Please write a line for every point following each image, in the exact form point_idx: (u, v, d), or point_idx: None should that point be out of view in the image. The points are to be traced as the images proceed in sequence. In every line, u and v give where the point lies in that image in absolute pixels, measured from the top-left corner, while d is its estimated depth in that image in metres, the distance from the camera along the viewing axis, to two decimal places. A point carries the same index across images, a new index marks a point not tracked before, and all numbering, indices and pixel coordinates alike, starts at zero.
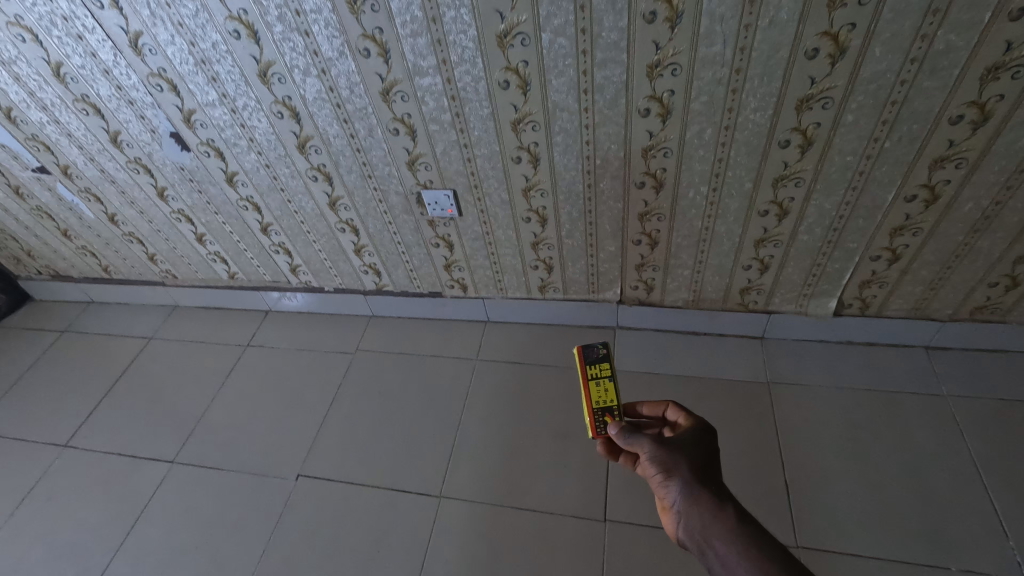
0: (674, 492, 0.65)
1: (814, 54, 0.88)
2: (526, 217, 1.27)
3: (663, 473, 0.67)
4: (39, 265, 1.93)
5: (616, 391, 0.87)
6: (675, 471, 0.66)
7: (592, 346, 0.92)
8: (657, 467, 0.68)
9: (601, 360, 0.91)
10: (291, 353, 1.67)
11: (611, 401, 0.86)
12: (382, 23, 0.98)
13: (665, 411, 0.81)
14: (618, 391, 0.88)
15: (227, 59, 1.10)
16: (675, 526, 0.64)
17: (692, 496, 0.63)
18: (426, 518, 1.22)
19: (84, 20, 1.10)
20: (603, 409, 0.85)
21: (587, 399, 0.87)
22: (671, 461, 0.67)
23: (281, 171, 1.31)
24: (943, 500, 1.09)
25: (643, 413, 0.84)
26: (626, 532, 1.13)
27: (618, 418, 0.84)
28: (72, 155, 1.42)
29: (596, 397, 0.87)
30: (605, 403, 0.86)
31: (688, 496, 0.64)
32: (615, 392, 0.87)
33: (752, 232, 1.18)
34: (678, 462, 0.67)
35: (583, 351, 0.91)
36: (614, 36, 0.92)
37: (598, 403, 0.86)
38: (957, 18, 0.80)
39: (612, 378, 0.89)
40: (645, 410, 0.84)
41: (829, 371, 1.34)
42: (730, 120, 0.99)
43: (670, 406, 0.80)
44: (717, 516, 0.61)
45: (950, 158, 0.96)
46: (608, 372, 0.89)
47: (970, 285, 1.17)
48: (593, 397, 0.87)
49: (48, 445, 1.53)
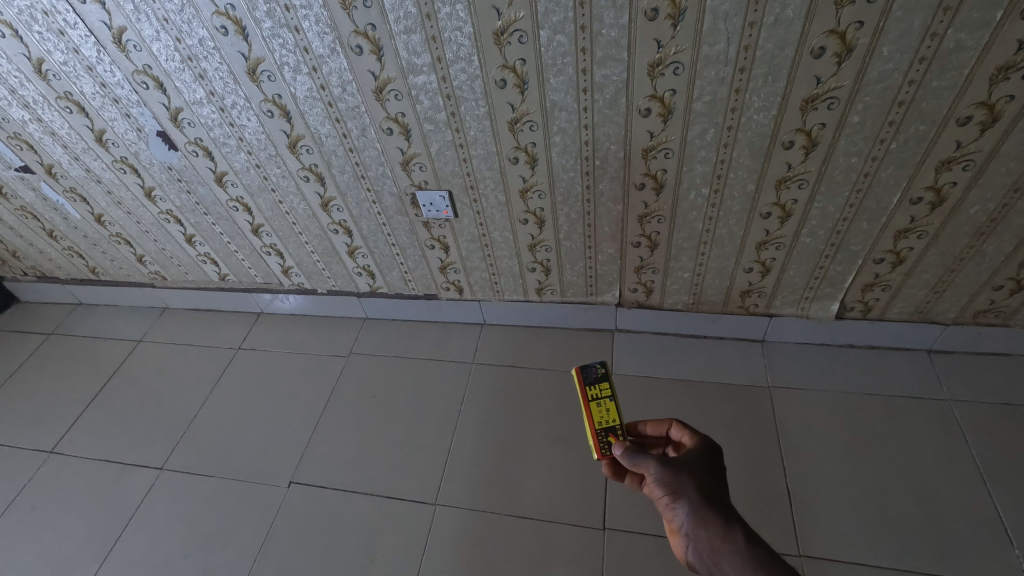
0: (682, 515, 0.62)
1: (820, 53, 0.85)
2: (523, 219, 1.25)
3: (670, 495, 0.64)
4: (26, 266, 1.89)
5: (618, 411, 0.84)
6: (681, 492, 0.64)
7: (590, 367, 0.91)
8: (663, 488, 0.65)
9: (599, 380, 0.89)
10: (283, 357, 1.64)
11: (613, 422, 0.83)
12: (374, 19, 0.95)
13: (668, 430, 0.79)
14: (620, 412, 0.85)
15: (215, 56, 1.06)
16: (684, 549, 0.62)
17: (701, 518, 0.61)
18: (421, 526, 1.19)
19: (66, 15, 1.06)
20: (607, 430, 0.82)
21: (589, 420, 0.84)
22: (678, 482, 0.65)
23: (272, 171, 1.28)
24: (947, 506, 1.07)
25: (647, 432, 0.81)
26: (626, 540, 1.11)
27: (621, 438, 0.81)
28: (56, 154, 1.38)
29: (598, 418, 0.84)
30: (608, 423, 0.83)
31: (696, 518, 0.61)
32: (617, 413, 0.84)
33: (754, 234, 1.16)
34: (684, 482, 0.65)
35: (582, 371, 0.90)
36: (614, 34, 0.89)
37: (600, 424, 0.83)
38: (967, 17, 0.77)
39: (612, 398, 0.86)
40: (648, 429, 0.81)
41: (830, 376, 1.32)
42: (733, 121, 0.97)
43: (673, 425, 0.77)
44: (727, 538, 0.59)
45: (957, 160, 0.94)
46: (608, 393, 0.87)
47: (974, 288, 1.16)
48: (595, 417, 0.84)
49: (34, 452, 1.49)
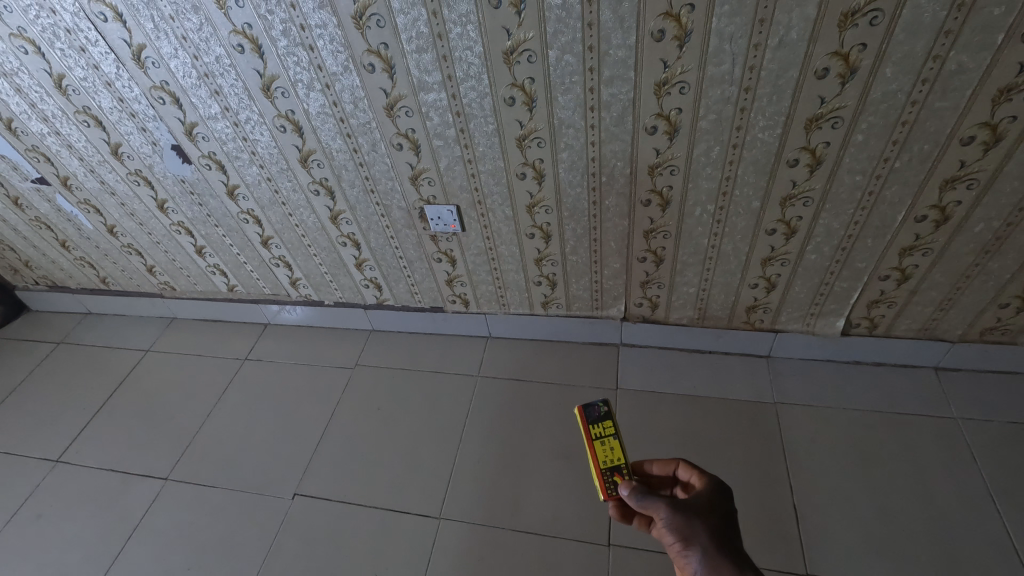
0: (694, 562, 0.62)
1: (824, 74, 0.87)
2: (530, 233, 1.26)
3: (681, 542, 0.64)
4: (37, 276, 1.91)
5: (623, 450, 0.84)
6: (693, 539, 0.64)
7: (592, 406, 0.90)
8: (674, 534, 0.65)
9: (602, 419, 0.88)
10: (289, 368, 1.65)
11: (618, 460, 0.83)
12: (387, 39, 0.97)
13: (676, 470, 0.79)
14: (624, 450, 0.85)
15: (231, 73, 1.09)
16: None
17: (715, 567, 0.61)
18: (424, 541, 1.19)
19: (87, 33, 1.09)
20: (612, 469, 0.82)
21: (594, 459, 0.84)
22: (689, 528, 0.64)
23: (283, 185, 1.30)
24: (956, 526, 1.06)
25: (653, 472, 0.81)
26: (631, 557, 1.10)
27: (627, 477, 0.81)
28: (72, 166, 1.41)
29: (603, 457, 0.84)
30: (613, 463, 0.83)
31: (710, 566, 0.61)
32: (622, 451, 0.84)
33: (759, 250, 1.17)
34: (695, 528, 0.64)
35: (585, 411, 0.89)
36: (621, 53, 0.91)
37: (605, 463, 0.83)
38: (969, 40, 0.79)
39: (616, 436, 0.86)
40: (655, 469, 0.81)
41: (837, 392, 1.31)
42: (738, 139, 0.98)
43: (681, 465, 0.78)
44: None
45: (961, 178, 0.95)
46: (612, 431, 0.87)
47: (980, 306, 1.16)
48: (600, 457, 0.84)
49: (40, 460, 1.50)
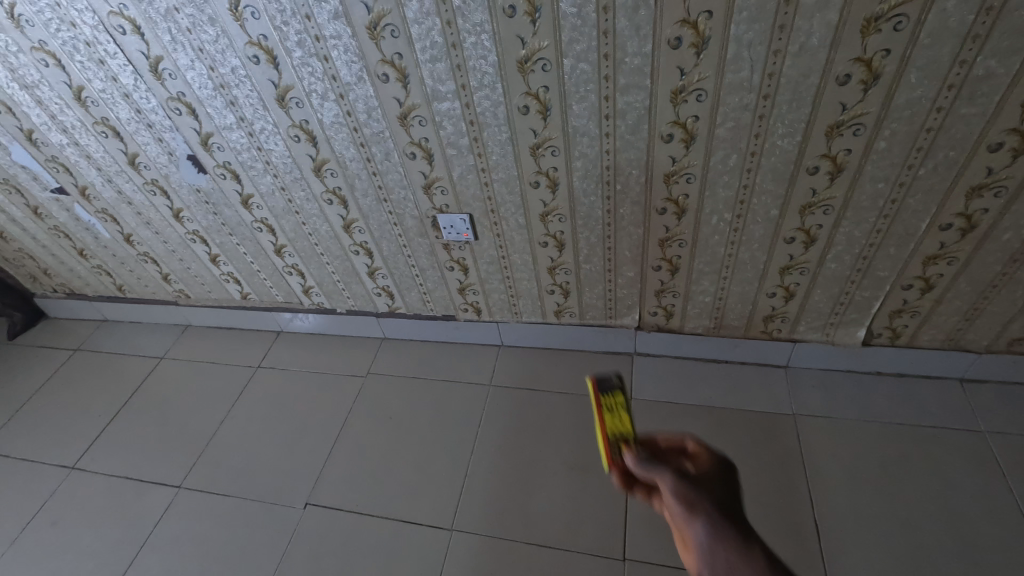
0: (698, 529, 0.56)
1: (846, 80, 0.85)
2: (543, 241, 1.25)
3: (685, 510, 0.59)
4: (55, 284, 1.93)
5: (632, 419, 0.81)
6: (697, 507, 0.59)
7: (605, 377, 0.89)
8: (677, 501, 0.60)
9: (614, 391, 0.86)
10: (301, 376, 1.65)
11: (626, 426, 0.79)
12: (401, 48, 0.97)
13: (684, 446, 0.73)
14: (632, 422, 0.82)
15: (246, 83, 1.10)
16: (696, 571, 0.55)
17: (717, 535, 0.55)
18: (437, 553, 1.17)
19: (106, 46, 1.11)
20: (617, 433, 0.78)
21: (601, 424, 0.81)
22: (692, 496, 0.60)
23: (297, 194, 1.30)
24: (985, 544, 1.02)
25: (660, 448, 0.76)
26: (648, 573, 1.08)
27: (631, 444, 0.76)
28: (90, 176, 1.43)
29: (610, 423, 0.81)
30: (620, 428, 0.79)
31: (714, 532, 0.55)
32: (630, 419, 0.80)
33: (777, 259, 1.14)
34: (699, 496, 0.60)
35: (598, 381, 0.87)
36: (637, 61, 0.90)
37: (611, 428, 0.80)
38: (997, 44, 0.77)
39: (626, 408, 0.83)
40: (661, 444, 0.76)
41: (858, 404, 1.28)
42: (756, 147, 0.97)
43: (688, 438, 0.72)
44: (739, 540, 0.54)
45: (989, 186, 0.93)
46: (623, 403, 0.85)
47: (1008, 316, 1.12)
48: (607, 422, 0.81)
49: (56, 467, 1.51)
